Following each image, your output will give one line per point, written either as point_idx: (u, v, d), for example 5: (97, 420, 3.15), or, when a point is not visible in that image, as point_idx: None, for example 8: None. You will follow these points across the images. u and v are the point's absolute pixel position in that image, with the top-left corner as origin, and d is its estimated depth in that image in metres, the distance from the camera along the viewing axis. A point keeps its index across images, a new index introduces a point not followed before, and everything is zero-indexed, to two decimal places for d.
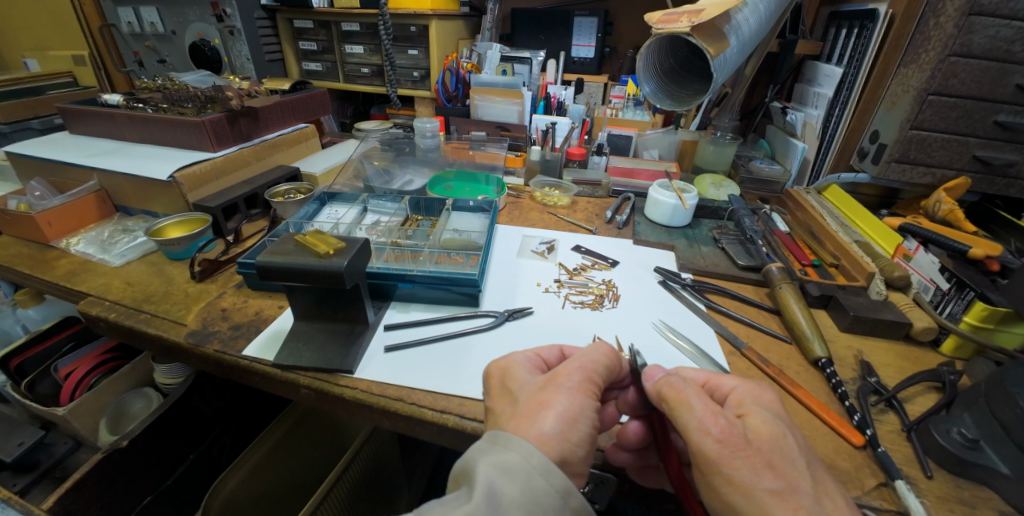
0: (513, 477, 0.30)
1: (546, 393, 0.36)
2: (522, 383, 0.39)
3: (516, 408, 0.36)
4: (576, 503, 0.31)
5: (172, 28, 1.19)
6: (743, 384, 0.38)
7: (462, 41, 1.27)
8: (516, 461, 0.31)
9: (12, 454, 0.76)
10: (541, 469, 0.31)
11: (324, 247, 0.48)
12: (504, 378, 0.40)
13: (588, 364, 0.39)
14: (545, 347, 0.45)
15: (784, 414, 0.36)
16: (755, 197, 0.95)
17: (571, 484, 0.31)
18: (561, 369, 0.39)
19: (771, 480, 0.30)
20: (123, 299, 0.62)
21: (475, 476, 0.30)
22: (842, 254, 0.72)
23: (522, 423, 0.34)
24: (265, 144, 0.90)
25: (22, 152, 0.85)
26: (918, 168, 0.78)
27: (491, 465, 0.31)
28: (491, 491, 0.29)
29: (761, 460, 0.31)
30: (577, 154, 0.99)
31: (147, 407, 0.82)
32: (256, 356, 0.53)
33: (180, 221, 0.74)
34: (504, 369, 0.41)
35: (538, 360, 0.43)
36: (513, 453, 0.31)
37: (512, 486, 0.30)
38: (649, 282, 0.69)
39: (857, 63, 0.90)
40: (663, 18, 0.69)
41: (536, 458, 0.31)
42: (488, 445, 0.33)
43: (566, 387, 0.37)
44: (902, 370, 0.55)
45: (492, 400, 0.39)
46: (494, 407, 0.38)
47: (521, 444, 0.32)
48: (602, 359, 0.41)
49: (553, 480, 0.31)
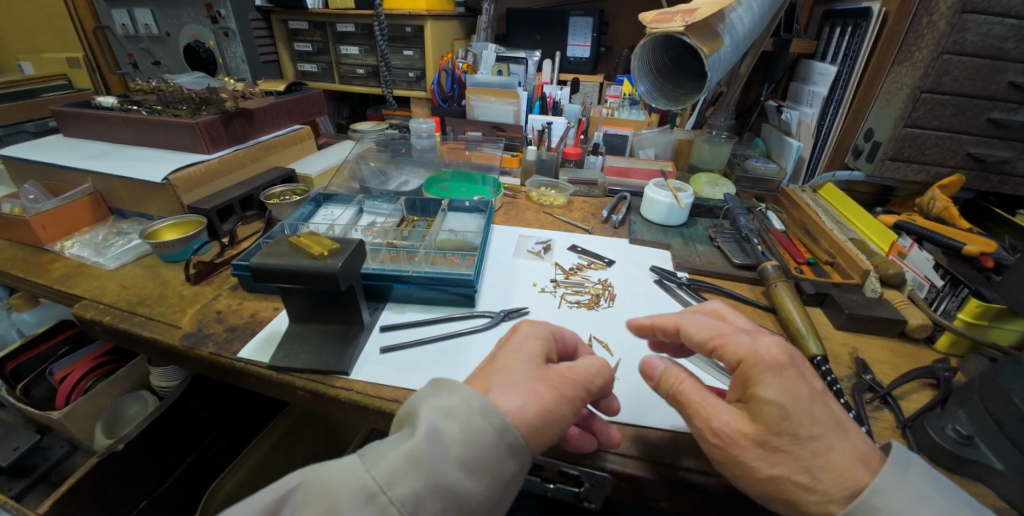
0: (454, 417, 0.32)
1: (542, 382, 0.36)
2: (530, 358, 0.39)
3: (514, 376, 0.36)
4: (513, 440, 0.32)
5: (166, 29, 1.18)
6: (754, 353, 0.36)
7: (457, 42, 1.27)
8: (457, 404, 0.32)
9: (8, 458, 0.77)
10: (481, 411, 0.32)
11: (318, 249, 0.48)
12: (517, 343, 0.40)
13: (588, 374, 0.39)
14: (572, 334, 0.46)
15: (799, 371, 0.35)
16: (751, 195, 0.96)
17: (507, 422, 0.32)
18: (565, 372, 0.38)
19: (774, 464, 0.34)
20: (118, 302, 0.62)
21: (418, 418, 0.32)
22: (838, 252, 0.72)
23: (505, 393, 0.34)
24: (260, 146, 0.90)
25: (16, 155, 0.84)
26: (912, 165, 0.78)
27: (433, 408, 0.32)
28: (431, 426, 0.31)
29: (766, 449, 0.34)
30: (573, 154, 0.99)
31: (143, 410, 0.82)
32: (251, 358, 0.53)
33: (174, 224, 0.73)
34: (523, 338, 0.41)
35: (557, 334, 0.45)
36: (457, 398, 0.33)
37: (453, 426, 0.31)
38: (645, 281, 0.69)
39: (851, 62, 0.90)
40: (658, 17, 0.69)
41: (476, 400, 0.32)
42: (432, 391, 0.34)
43: (558, 387, 0.37)
44: (897, 366, 0.55)
45: (503, 348, 0.40)
46: (496, 361, 0.38)
47: (465, 390, 0.33)
48: (599, 378, 0.40)
49: (491, 420, 0.32)
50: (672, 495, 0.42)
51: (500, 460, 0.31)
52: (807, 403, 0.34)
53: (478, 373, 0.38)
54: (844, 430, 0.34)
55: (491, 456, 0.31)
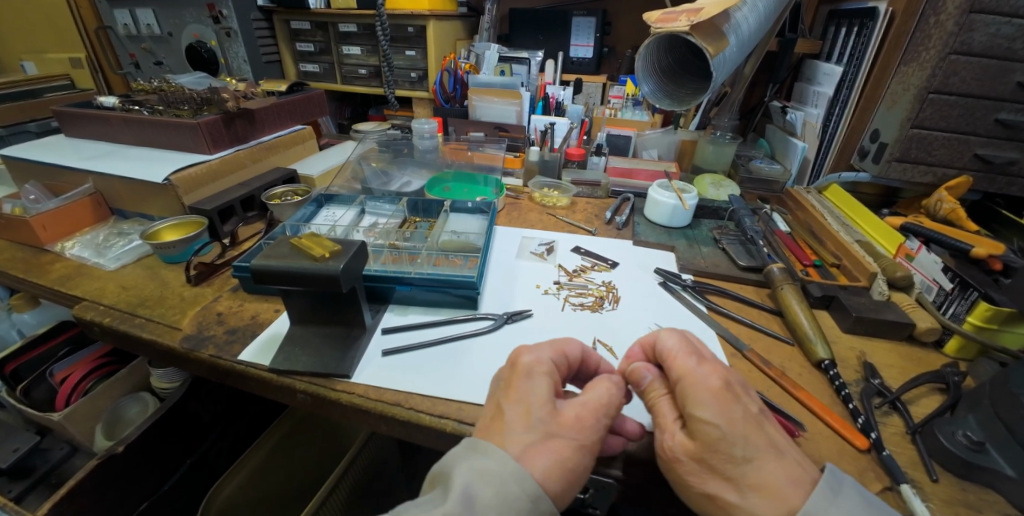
0: (490, 481, 0.31)
1: (558, 436, 0.35)
2: (541, 401, 0.36)
3: (530, 432, 0.35)
4: (546, 509, 0.32)
5: (168, 29, 1.18)
6: (693, 374, 0.36)
7: (459, 42, 1.26)
8: (493, 467, 0.32)
9: (7, 460, 0.77)
10: (515, 476, 0.32)
11: (319, 250, 0.47)
12: (523, 385, 0.38)
13: (599, 408, 0.37)
14: (573, 343, 0.44)
15: (735, 395, 0.35)
16: (756, 196, 0.95)
17: (540, 490, 0.32)
18: (579, 411, 0.36)
19: (712, 484, 0.34)
20: (119, 304, 0.61)
21: (454, 479, 0.32)
22: (844, 254, 0.71)
23: (531, 454, 0.34)
24: (262, 146, 0.89)
25: (17, 155, 0.84)
26: (919, 166, 0.77)
27: (470, 470, 0.32)
28: (468, 493, 0.31)
29: (702, 465, 0.34)
30: (576, 155, 0.98)
31: (144, 412, 0.81)
32: (251, 360, 0.52)
33: (176, 224, 0.73)
34: (529, 372, 0.39)
35: (559, 353, 0.42)
36: (493, 461, 0.32)
37: (488, 490, 0.31)
38: (650, 283, 0.68)
39: (857, 62, 0.89)
40: (662, 17, 0.69)
41: (512, 465, 0.32)
42: (467, 451, 0.34)
43: (578, 442, 0.35)
44: (905, 370, 0.55)
45: (509, 392, 0.38)
46: (507, 412, 0.36)
47: (500, 452, 0.33)
48: (613, 402, 0.38)
49: (526, 486, 0.31)
50: (677, 501, 0.41)
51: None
52: (738, 423, 0.34)
53: (490, 420, 0.37)
54: (779, 451, 0.34)
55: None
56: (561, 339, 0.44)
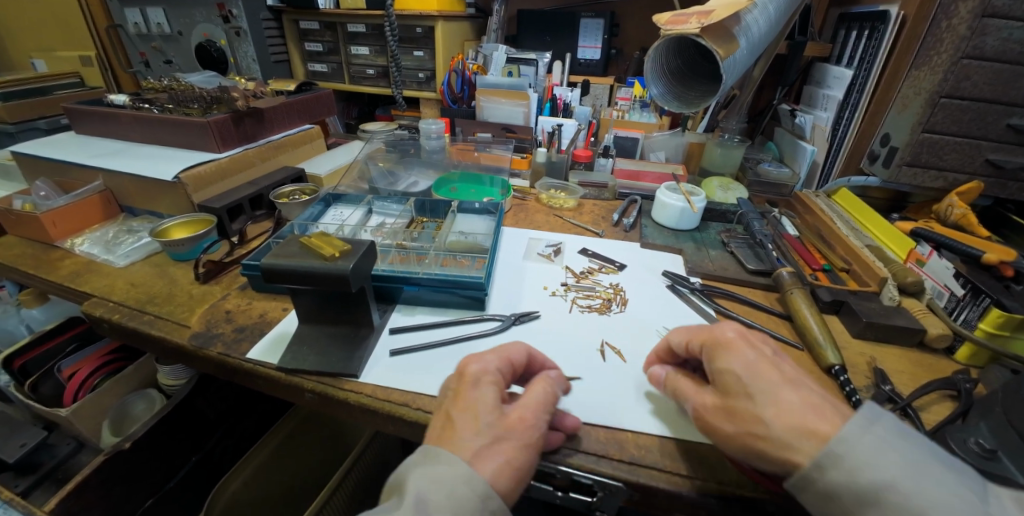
0: (440, 485, 0.32)
1: (507, 438, 0.35)
2: (488, 406, 0.37)
3: (479, 438, 0.35)
4: (498, 508, 0.32)
5: (178, 28, 1.19)
6: (714, 334, 0.41)
7: (467, 43, 1.26)
8: (444, 471, 0.33)
9: (14, 455, 0.77)
10: (465, 478, 0.32)
11: (329, 250, 0.47)
12: (471, 395, 0.38)
13: (540, 406, 0.38)
14: (516, 349, 0.45)
15: (749, 342, 0.39)
16: (763, 200, 0.94)
17: (491, 489, 0.32)
18: (525, 412, 0.37)
19: (733, 426, 0.36)
20: (127, 301, 0.62)
21: (406, 487, 0.32)
22: (854, 259, 0.71)
23: (482, 458, 0.34)
24: (270, 145, 0.90)
25: (28, 152, 0.85)
26: (929, 171, 0.77)
27: (421, 476, 0.33)
28: (419, 497, 0.31)
29: (727, 410, 0.37)
30: (583, 156, 0.98)
31: (150, 409, 0.82)
32: (259, 359, 0.52)
33: (184, 222, 0.73)
34: (476, 380, 0.39)
35: (505, 360, 0.43)
36: (443, 466, 0.33)
37: (438, 494, 0.32)
38: (658, 286, 0.67)
39: (868, 66, 0.88)
40: (672, 19, 0.69)
41: (462, 468, 0.33)
42: (421, 458, 0.35)
43: (526, 442, 0.36)
44: (916, 377, 0.54)
45: (457, 401, 0.38)
46: (455, 421, 0.36)
47: (449, 457, 0.34)
48: (552, 402, 0.40)
49: (476, 486, 0.32)
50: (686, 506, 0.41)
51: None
52: (753, 364, 0.37)
53: (439, 429, 0.37)
54: (797, 385, 0.35)
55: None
56: (506, 346, 0.45)
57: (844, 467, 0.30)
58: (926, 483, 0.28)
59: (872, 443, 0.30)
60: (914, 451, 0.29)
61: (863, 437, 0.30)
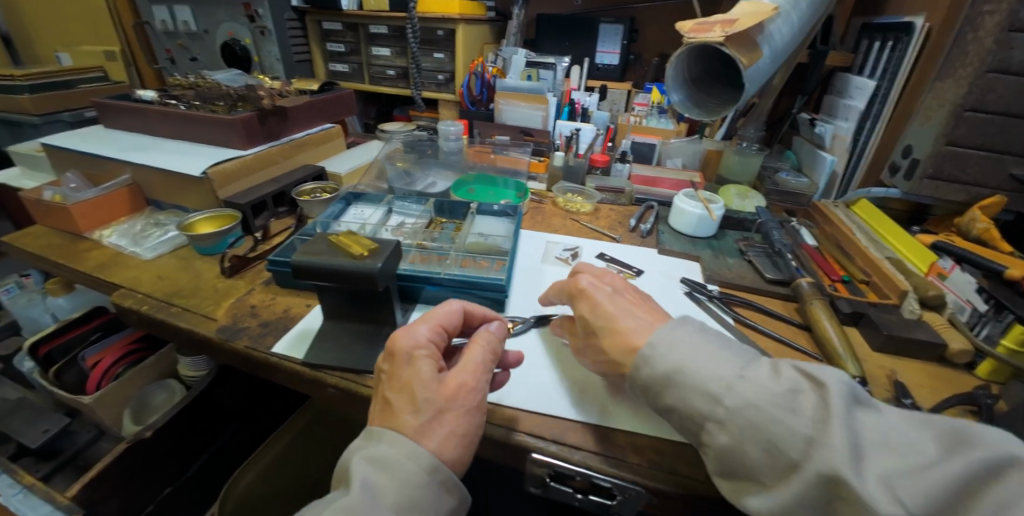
0: (386, 466, 0.34)
1: (448, 409, 0.38)
2: (425, 378, 0.38)
3: (420, 416, 0.37)
4: (445, 478, 0.35)
5: (204, 27, 1.22)
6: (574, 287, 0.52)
7: (486, 46, 1.27)
8: (388, 452, 0.35)
9: (36, 441, 0.80)
10: (410, 455, 0.35)
11: (358, 249, 0.48)
12: (405, 372, 0.39)
13: (477, 368, 0.41)
14: (448, 315, 0.46)
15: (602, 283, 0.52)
16: (781, 209, 0.94)
17: (437, 461, 0.35)
18: (461, 377, 0.40)
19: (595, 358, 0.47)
20: (154, 293, 0.63)
21: (352, 472, 0.34)
22: (874, 270, 0.70)
23: (427, 433, 0.36)
24: (293, 144, 0.91)
25: (59, 144, 0.87)
26: (952, 185, 0.76)
27: (366, 460, 0.35)
28: (366, 481, 0.33)
29: (592, 347, 0.48)
30: (601, 161, 0.98)
31: (170, 399, 0.83)
32: (285, 353, 0.53)
33: (210, 217, 0.75)
34: (408, 354, 0.40)
35: (439, 329, 0.45)
36: (386, 445, 0.35)
37: (385, 475, 0.34)
38: (676, 292, 0.68)
39: (891, 76, 0.87)
40: (696, 26, 0.68)
41: (406, 446, 0.35)
42: (365, 442, 0.37)
43: (469, 406, 0.39)
44: (936, 391, 0.54)
45: (393, 381, 0.39)
46: (394, 404, 0.38)
47: (391, 436, 0.36)
48: (490, 359, 0.43)
49: (421, 462, 0.35)
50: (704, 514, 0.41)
51: (434, 499, 0.35)
52: (609, 295, 0.50)
53: (380, 411, 0.38)
54: (629, 316, 0.45)
55: (426, 498, 0.34)
56: (436, 314, 0.46)
57: (648, 363, 0.40)
58: (700, 361, 0.37)
59: (670, 339, 0.40)
60: (702, 341, 0.39)
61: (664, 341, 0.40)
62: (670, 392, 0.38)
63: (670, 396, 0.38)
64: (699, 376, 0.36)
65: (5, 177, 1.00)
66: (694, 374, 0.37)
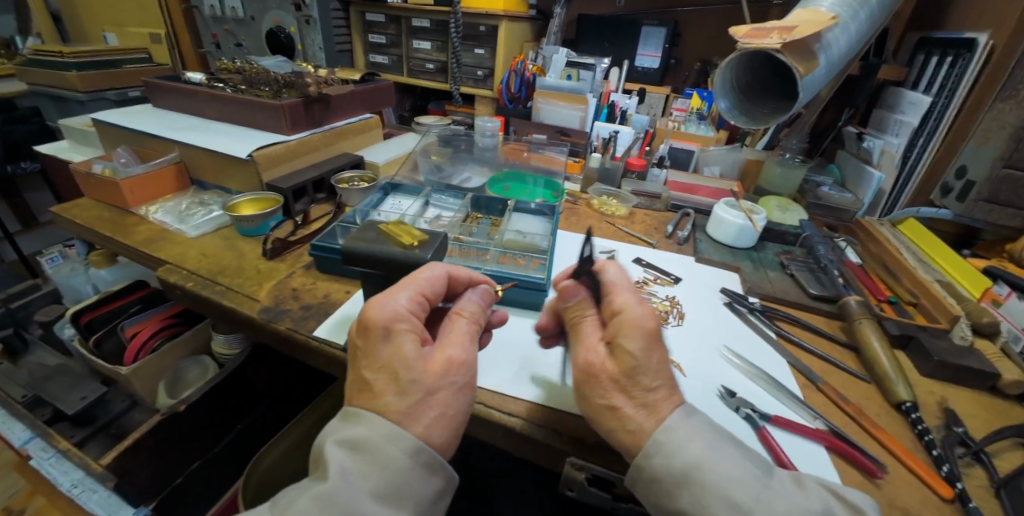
0: (363, 449, 0.33)
1: (439, 390, 0.36)
2: (412, 356, 0.36)
3: (404, 399, 0.35)
4: (428, 459, 0.34)
5: (251, 13, 1.24)
6: (633, 309, 0.38)
7: (527, 44, 1.27)
8: (364, 434, 0.34)
9: (76, 406, 0.82)
10: (389, 437, 0.34)
11: (408, 239, 0.49)
12: (386, 349, 0.37)
13: (463, 340, 0.40)
14: (428, 281, 0.43)
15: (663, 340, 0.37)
16: (822, 223, 0.91)
17: (420, 443, 0.34)
18: (450, 350, 0.39)
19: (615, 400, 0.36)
20: (199, 270, 0.64)
21: (327, 458, 0.33)
22: (923, 293, 0.68)
23: (413, 416, 0.35)
24: (334, 132, 0.92)
25: (110, 121, 0.89)
26: (1008, 210, 0.75)
27: (340, 443, 0.34)
28: (342, 466, 0.32)
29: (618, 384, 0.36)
30: (637, 165, 0.97)
31: (203, 375, 0.86)
32: (326, 337, 0.54)
33: (252, 199, 0.76)
34: (387, 330, 0.37)
35: (419, 298, 0.42)
36: (363, 427, 0.34)
37: (362, 457, 0.33)
38: (716, 303, 0.66)
39: (949, 93, 0.83)
40: (751, 31, 0.66)
41: (383, 428, 0.34)
42: (340, 424, 0.35)
43: (461, 383, 0.38)
44: (989, 422, 0.51)
45: (369, 359, 0.37)
46: (375, 387, 0.36)
47: (367, 418, 0.35)
48: (473, 329, 0.42)
49: (401, 445, 0.33)
50: None
51: (419, 480, 0.34)
52: (659, 364, 0.36)
53: (359, 390, 0.37)
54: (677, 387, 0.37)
55: (410, 482, 0.33)
56: (417, 280, 0.42)
57: (665, 452, 0.33)
58: (723, 465, 0.31)
59: (691, 426, 0.34)
60: (717, 436, 0.34)
61: (686, 426, 0.34)
62: (685, 495, 0.31)
63: (683, 501, 0.31)
64: (722, 478, 0.31)
65: (54, 150, 1.03)
66: (716, 478, 0.31)
